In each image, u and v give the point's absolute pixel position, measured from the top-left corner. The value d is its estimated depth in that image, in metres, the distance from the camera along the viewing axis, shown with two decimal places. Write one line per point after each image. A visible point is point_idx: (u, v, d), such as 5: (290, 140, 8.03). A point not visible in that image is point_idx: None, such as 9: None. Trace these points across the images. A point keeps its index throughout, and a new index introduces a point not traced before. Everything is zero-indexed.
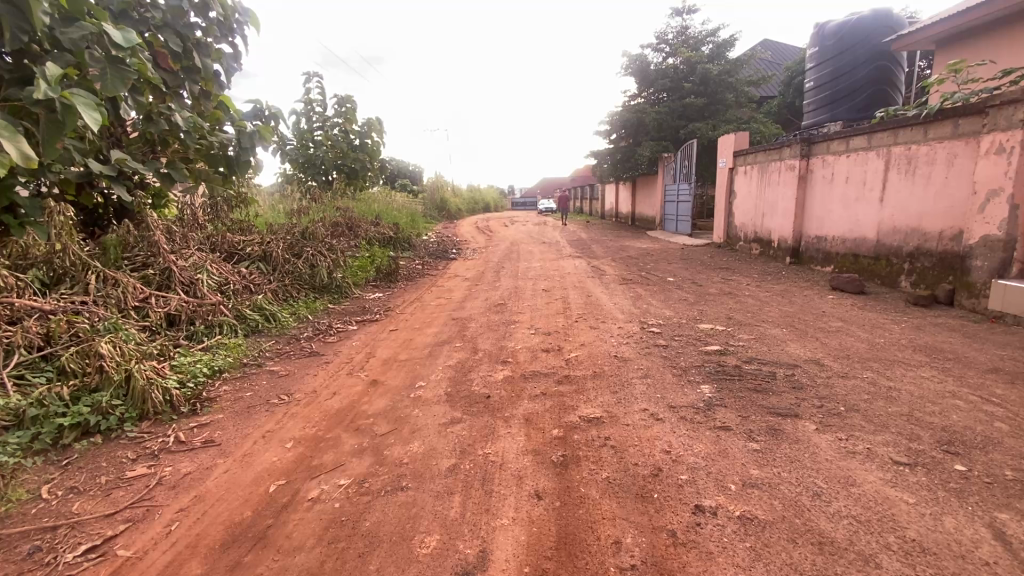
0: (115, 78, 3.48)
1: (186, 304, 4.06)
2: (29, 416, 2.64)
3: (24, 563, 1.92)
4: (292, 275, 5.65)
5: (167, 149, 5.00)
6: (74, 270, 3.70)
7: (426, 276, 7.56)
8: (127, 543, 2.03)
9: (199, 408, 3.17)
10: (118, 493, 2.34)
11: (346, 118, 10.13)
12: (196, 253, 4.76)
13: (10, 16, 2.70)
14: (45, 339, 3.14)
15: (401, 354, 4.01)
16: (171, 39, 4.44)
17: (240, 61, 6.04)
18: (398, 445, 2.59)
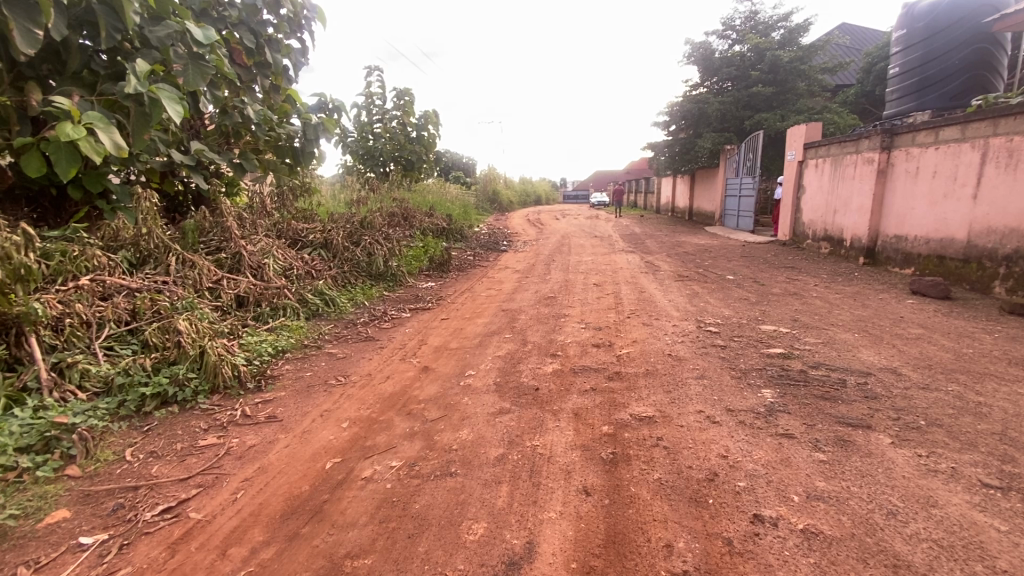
0: (195, 73, 4.15)
1: (254, 287, 4.29)
2: (117, 384, 2.91)
3: (109, 518, 2.10)
4: (351, 263, 5.86)
5: (239, 141, 5.37)
6: (157, 252, 3.99)
7: (477, 267, 7.63)
8: (199, 507, 2.17)
9: (263, 386, 3.35)
10: (192, 460, 2.51)
11: (404, 111, 10.41)
12: (264, 239, 4.99)
13: (107, 17, 3.60)
14: (132, 314, 3.42)
15: (452, 343, 4.07)
16: (245, 35, 4.83)
17: (307, 56, 6.34)
18: (447, 431, 2.62)
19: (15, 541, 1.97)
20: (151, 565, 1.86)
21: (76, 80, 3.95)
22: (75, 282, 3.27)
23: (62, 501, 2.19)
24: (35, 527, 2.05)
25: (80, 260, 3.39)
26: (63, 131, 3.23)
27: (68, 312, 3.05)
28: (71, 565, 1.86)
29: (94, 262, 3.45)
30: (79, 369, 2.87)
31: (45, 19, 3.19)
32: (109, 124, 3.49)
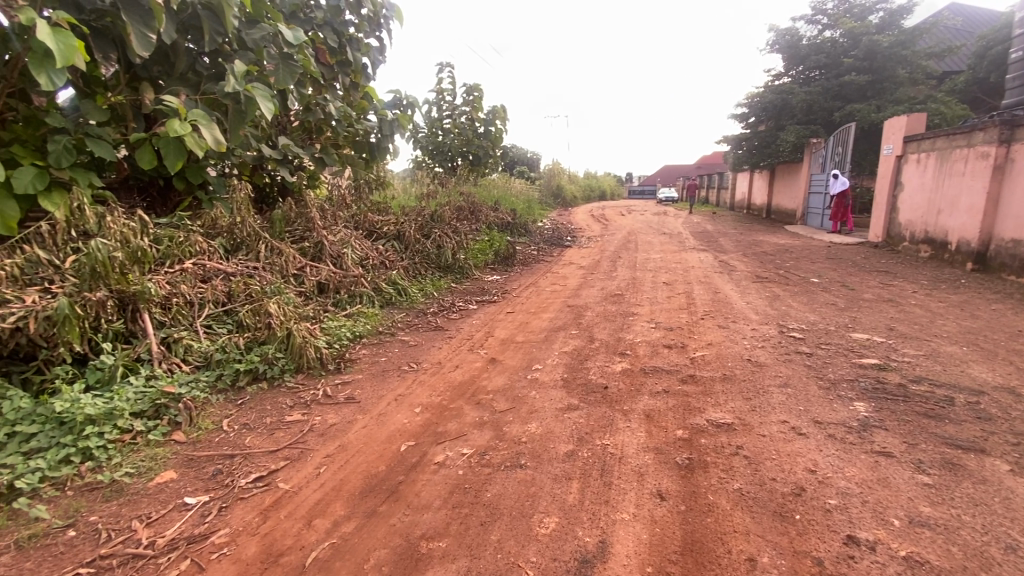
0: (285, 72, 4.54)
1: (334, 275, 4.53)
2: (215, 359, 3.19)
3: (210, 481, 2.30)
4: (421, 255, 6.03)
5: (321, 136, 5.70)
6: (249, 240, 4.28)
7: (542, 261, 7.61)
8: (287, 478, 2.32)
9: (342, 368, 3.52)
10: (280, 434, 2.70)
11: (473, 106, 10.57)
12: (343, 230, 5.22)
13: (211, 20, 4.00)
14: (227, 295, 3.70)
15: (519, 336, 4.09)
16: (329, 35, 5.14)
17: (385, 53, 6.58)
18: (516, 424, 2.64)
19: (132, 495, 2.20)
20: (245, 529, 2.02)
21: (183, 80, 4.31)
22: (181, 265, 3.58)
23: (170, 463, 2.42)
24: (147, 484, 2.27)
25: (186, 245, 3.70)
26: (172, 128, 3.62)
27: (175, 294, 3.34)
28: (178, 521, 2.05)
29: (197, 248, 3.76)
30: (183, 344, 3.16)
31: (158, 24, 3.61)
32: (208, 120, 3.91)
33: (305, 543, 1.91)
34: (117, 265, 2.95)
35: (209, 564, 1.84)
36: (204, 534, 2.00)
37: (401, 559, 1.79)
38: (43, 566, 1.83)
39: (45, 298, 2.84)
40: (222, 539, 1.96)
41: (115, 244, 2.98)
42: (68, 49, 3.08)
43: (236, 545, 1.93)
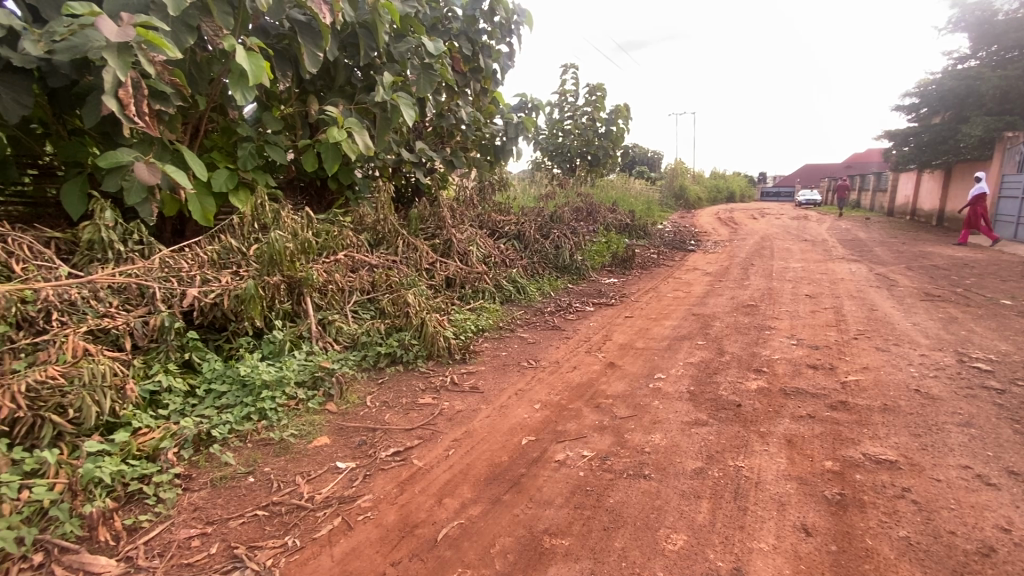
0: (425, 81, 5.05)
1: (460, 270, 4.80)
2: (360, 341, 3.57)
3: (356, 450, 2.58)
4: (540, 255, 6.11)
5: (452, 140, 6.12)
6: (389, 236, 4.65)
7: (662, 265, 7.29)
8: (420, 456, 2.52)
9: (467, 359, 3.71)
10: (414, 414, 2.93)
11: (595, 106, 10.49)
12: (469, 228, 5.47)
13: (365, 37, 4.58)
14: (371, 285, 4.09)
15: (639, 342, 3.98)
16: (464, 43, 5.66)
17: (514, 58, 6.80)
18: (639, 432, 2.57)
19: (296, 453, 2.55)
20: (385, 497, 2.23)
21: (341, 91, 4.89)
22: (335, 256, 4.01)
23: (325, 430, 2.76)
24: (308, 446, 2.61)
25: (340, 239, 4.14)
26: (333, 135, 4.13)
27: (331, 281, 3.78)
28: (332, 482, 2.32)
29: (347, 242, 4.15)
30: (336, 326, 3.58)
31: (324, 43, 4.17)
32: (360, 127, 4.42)
33: (437, 519, 2.06)
34: (288, 254, 3.43)
35: (356, 524, 2.06)
36: (352, 496, 2.24)
37: (525, 549, 1.85)
38: (231, 504, 2.20)
39: (234, 280, 3.38)
40: (367, 504, 2.19)
41: (287, 236, 3.47)
42: (258, 69, 3.68)
43: (378, 511, 2.14)
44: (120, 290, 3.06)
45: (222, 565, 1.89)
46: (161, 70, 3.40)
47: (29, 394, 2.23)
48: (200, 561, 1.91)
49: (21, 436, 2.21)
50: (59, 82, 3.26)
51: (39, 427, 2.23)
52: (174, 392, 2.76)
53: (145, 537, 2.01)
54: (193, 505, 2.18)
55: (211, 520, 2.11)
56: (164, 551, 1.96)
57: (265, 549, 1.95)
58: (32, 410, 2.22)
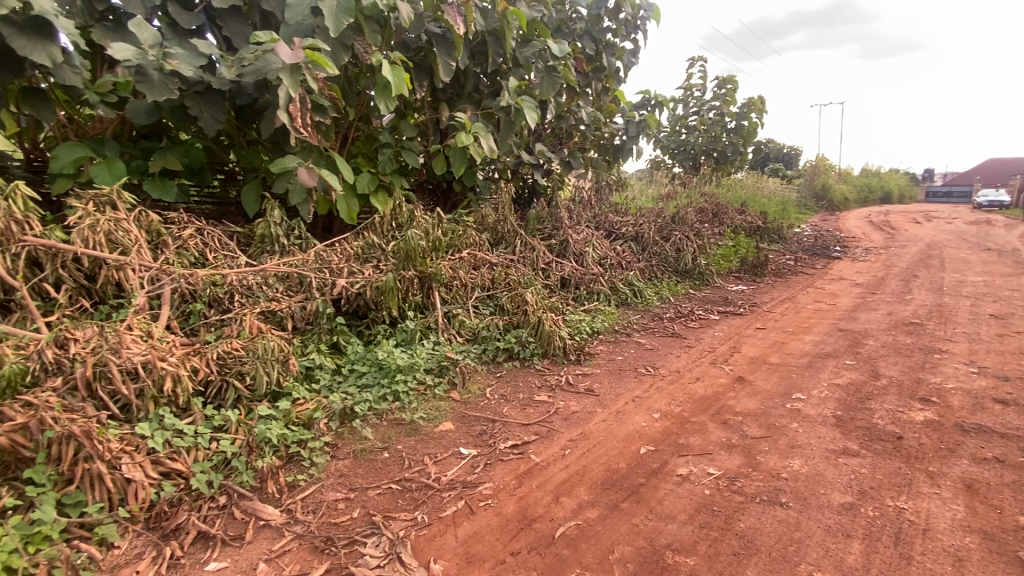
0: (548, 83, 5.21)
1: (576, 271, 4.79)
2: (480, 335, 3.73)
3: (477, 439, 2.71)
4: (659, 257, 5.84)
5: (570, 141, 6.18)
6: (508, 235, 4.78)
7: (799, 273, 6.57)
8: (538, 452, 2.57)
9: (582, 360, 3.70)
10: (531, 410, 3.00)
11: (725, 100, 9.81)
12: (586, 229, 5.42)
13: (494, 45, 4.82)
14: (491, 282, 4.24)
15: (773, 357, 3.65)
16: (588, 44, 5.74)
17: (639, 55, 6.63)
18: (773, 455, 2.36)
19: (424, 435, 2.74)
20: (504, 488, 2.31)
21: (469, 98, 5.15)
22: (459, 253, 4.22)
23: (449, 416, 2.93)
24: (434, 429, 2.80)
25: (464, 237, 4.35)
26: (462, 139, 4.41)
27: (456, 277, 4.00)
28: (455, 466, 2.47)
29: (470, 240, 4.36)
30: (459, 319, 3.78)
31: (456, 52, 4.47)
32: (485, 131, 4.71)
33: (554, 516, 2.09)
34: (421, 251, 3.72)
35: (477, 510, 2.17)
36: (474, 482, 2.36)
37: (646, 561, 1.81)
38: (369, 475, 2.43)
39: (375, 272, 3.73)
40: (488, 492, 2.28)
41: (421, 234, 3.76)
42: (400, 81, 4.04)
43: (498, 500, 2.22)
44: (286, 278, 3.53)
45: (362, 529, 2.11)
46: (322, 86, 3.89)
47: (219, 361, 2.70)
48: (345, 522, 2.15)
49: (212, 396, 2.66)
50: (244, 100, 3.88)
51: (224, 389, 2.68)
52: (324, 369, 3.13)
53: (301, 495, 2.30)
54: (339, 472, 2.45)
55: (353, 487, 2.36)
56: (316, 509, 2.23)
57: (398, 521, 2.13)
58: (220, 375, 2.68)
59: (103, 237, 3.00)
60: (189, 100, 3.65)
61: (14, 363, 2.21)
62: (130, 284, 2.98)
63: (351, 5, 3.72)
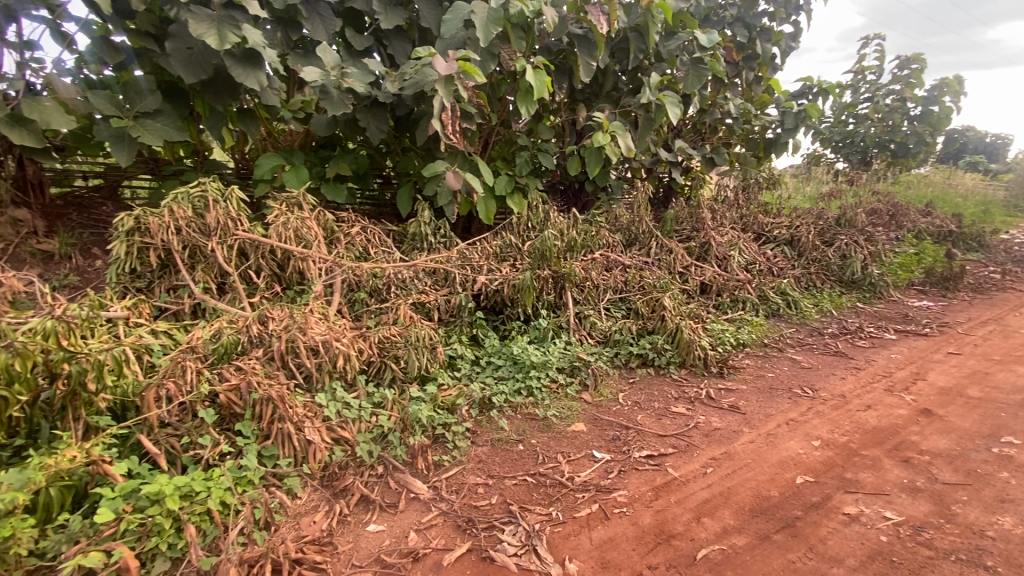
0: (693, 75, 4.95)
1: (719, 276, 4.46)
2: (613, 339, 3.65)
3: (610, 443, 2.67)
4: (819, 264, 5.17)
5: (714, 136, 5.79)
6: (643, 236, 4.60)
7: (1007, 289, 5.38)
8: (675, 466, 2.46)
9: (725, 373, 3.44)
10: (667, 421, 2.87)
11: (908, 82, 8.37)
12: (731, 231, 5.03)
13: (636, 40, 4.70)
14: (624, 284, 4.13)
15: (972, 390, 3.07)
16: (739, 31, 5.35)
17: (800, 38, 5.97)
18: (975, 508, 2.08)
19: (557, 433, 2.79)
20: (640, 498, 2.26)
21: (608, 97, 5.08)
22: (592, 254, 4.15)
23: (581, 417, 2.94)
24: (567, 428, 2.82)
25: (596, 237, 4.23)
26: (599, 140, 4.40)
27: (589, 278, 3.95)
28: (589, 468, 2.47)
29: (602, 240, 4.26)
30: (591, 320, 3.74)
31: (598, 52, 4.45)
32: (623, 130, 4.62)
33: (695, 536, 2.01)
34: (555, 250, 3.78)
35: (612, 516, 2.16)
36: (608, 487, 2.34)
37: None
38: (506, 464, 2.54)
39: (511, 270, 3.86)
40: (623, 499, 2.25)
41: (555, 233, 3.79)
42: (541, 84, 4.12)
43: (634, 509, 2.18)
44: (433, 272, 3.81)
45: (501, 516, 2.21)
46: (470, 94, 4.13)
47: (380, 344, 3.04)
48: (484, 506, 2.27)
49: (373, 374, 2.99)
50: (403, 110, 4.28)
51: (382, 369, 3.01)
52: (464, 359, 3.32)
53: (446, 474, 2.49)
54: (478, 458, 2.60)
55: (491, 474, 2.48)
56: (459, 489, 2.39)
57: (534, 513, 2.20)
58: (381, 356, 3.01)
59: (292, 233, 3.54)
60: (360, 113, 4.14)
61: (231, 335, 2.71)
62: (310, 273, 3.47)
63: (501, 15, 3.91)
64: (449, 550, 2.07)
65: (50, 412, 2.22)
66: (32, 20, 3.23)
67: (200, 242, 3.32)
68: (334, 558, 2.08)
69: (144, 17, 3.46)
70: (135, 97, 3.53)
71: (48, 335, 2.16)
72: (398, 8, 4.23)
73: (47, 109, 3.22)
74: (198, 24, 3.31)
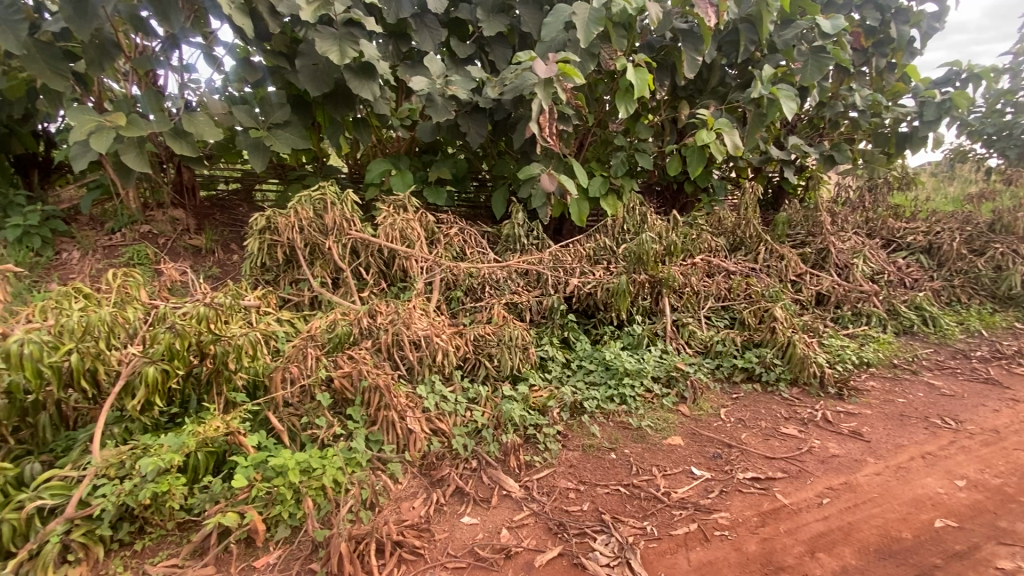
0: (813, 67, 4.56)
1: (838, 287, 4.05)
2: (715, 350, 3.43)
3: (711, 461, 2.55)
4: (965, 276, 4.48)
5: (834, 132, 5.26)
6: (750, 241, 4.28)
7: None
8: (786, 493, 2.32)
9: (845, 396, 3.12)
10: (775, 442, 2.69)
11: None
12: (854, 236, 4.55)
13: (747, 32, 4.42)
14: (727, 292, 3.88)
15: None
16: (870, 13, 4.81)
17: (945, 17, 5.23)
18: None
19: (651, 444, 2.69)
20: (744, 523, 2.16)
21: (713, 93, 4.80)
22: (693, 258, 3.94)
23: (678, 430, 2.81)
24: (663, 441, 2.72)
25: (697, 240, 4.01)
26: (703, 138, 4.19)
27: (688, 283, 3.75)
28: (687, 485, 2.38)
29: (703, 243, 4.02)
30: (689, 329, 3.56)
31: (705, 46, 4.24)
32: (731, 127, 4.34)
33: (809, 571, 1.92)
34: (653, 254, 3.64)
35: (712, 538, 2.09)
36: (708, 507, 2.25)
37: None
38: (598, 472, 2.51)
39: (606, 274, 3.78)
40: (724, 522, 2.17)
41: (654, 238, 3.66)
42: (642, 82, 4.01)
43: (736, 534, 2.10)
44: (525, 274, 3.84)
45: (592, 524, 2.20)
46: (568, 96, 4.12)
47: (476, 342, 3.13)
48: (576, 512, 2.27)
49: (468, 370, 3.09)
50: (501, 115, 4.37)
51: (477, 366, 3.10)
52: (555, 361, 3.30)
53: (537, 475, 2.51)
54: (569, 462, 2.58)
55: (583, 480, 2.46)
56: (550, 492, 2.40)
57: (627, 526, 2.17)
58: (476, 354, 3.10)
59: (398, 233, 3.76)
60: (462, 119, 4.30)
61: (344, 326, 2.94)
62: (413, 272, 3.69)
63: (603, 15, 3.85)
64: (540, 552, 2.10)
65: (199, 386, 2.56)
66: (191, 46, 3.73)
67: (318, 240, 3.64)
68: (431, 544, 2.17)
69: (279, 38, 3.86)
70: (269, 110, 3.96)
71: (202, 319, 2.44)
72: (501, 15, 4.34)
73: (201, 122, 3.68)
74: (324, 42, 3.62)
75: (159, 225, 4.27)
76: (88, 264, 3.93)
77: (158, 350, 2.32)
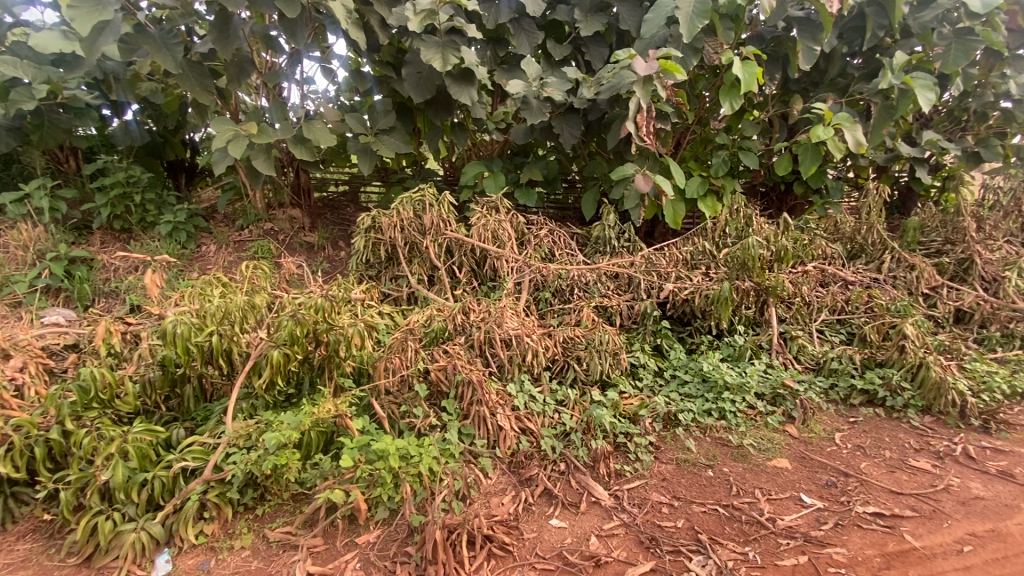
0: (958, 51, 3.99)
1: (983, 303, 3.53)
2: (829, 367, 3.12)
3: (824, 490, 2.37)
4: None
5: (982, 125, 4.57)
6: (873, 248, 3.85)
7: None
8: (916, 534, 2.12)
9: (993, 429, 2.76)
10: (901, 475, 2.44)
11: None
12: (1006, 245, 3.95)
13: (875, 16, 3.98)
14: (845, 304, 3.54)
15: None
16: None
17: None
18: None
19: (753, 465, 2.53)
20: (863, 562, 2.01)
21: (832, 85, 4.37)
22: (804, 266, 3.62)
23: (785, 452, 2.61)
24: (767, 462, 2.54)
25: (811, 247, 3.68)
26: (818, 134, 3.83)
27: (798, 293, 3.46)
28: (796, 513, 2.23)
29: (817, 251, 3.69)
30: (798, 343, 3.27)
31: (824, 34, 3.88)
32: (853, 122, 3.93)
33: None
34: (759, 261, 3.40)
35: None
36: (820, 540, 2.10)
37: None
38: (694, 488, 2.40)
39: (704, 279, 3.59)
40: (840, 558, 2.03)
41: (761, 244, 3.42)
42: (750, 76, 3.75)
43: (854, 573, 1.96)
44: (615, 277, 3.77)
45: (687, 542, 2.14)
46: (668, 94, 3.97)
47: (565, 344, 3.11)
48: (669, 528, 2.21)
49: (556, 372, 3.08)
50: (596, 115, 4.31)
51: (566, 369, 3.08)
52: (647, 369, 3.18)
53: (627, 485, 2.45)
54: (662, 475, 2.49)
55: (677, 495, 2.37)
56: (641, 504, 2.34)
57: (726, 549, 2.08)
58: (565, 356, 3.08)
59: (490, 234, 3.85)
60: (556, 121, 4.31)
61: (440, 322, 3.05)
62: (504, 272, 3.76)
63: (708, 7, 3.67)
64: (631, 564, 2.07)
65: (312, 370, 2.79)
66: (312, 59, 4.08)
67: (418, 240, 3.84)
68: (520, 542, 2.21)
69: (388, 48, 4.10)
70: (377, 117, 4.24)
71: (319, 309, 2.63)
72: (599, 15, 4.29)
73: (318, 130, 4.02)
74: (428, 50, 3.78)
75: (280, 223, 4.73)
76: (222, 256, 4.46)
77: (281, 335, 2.55)
